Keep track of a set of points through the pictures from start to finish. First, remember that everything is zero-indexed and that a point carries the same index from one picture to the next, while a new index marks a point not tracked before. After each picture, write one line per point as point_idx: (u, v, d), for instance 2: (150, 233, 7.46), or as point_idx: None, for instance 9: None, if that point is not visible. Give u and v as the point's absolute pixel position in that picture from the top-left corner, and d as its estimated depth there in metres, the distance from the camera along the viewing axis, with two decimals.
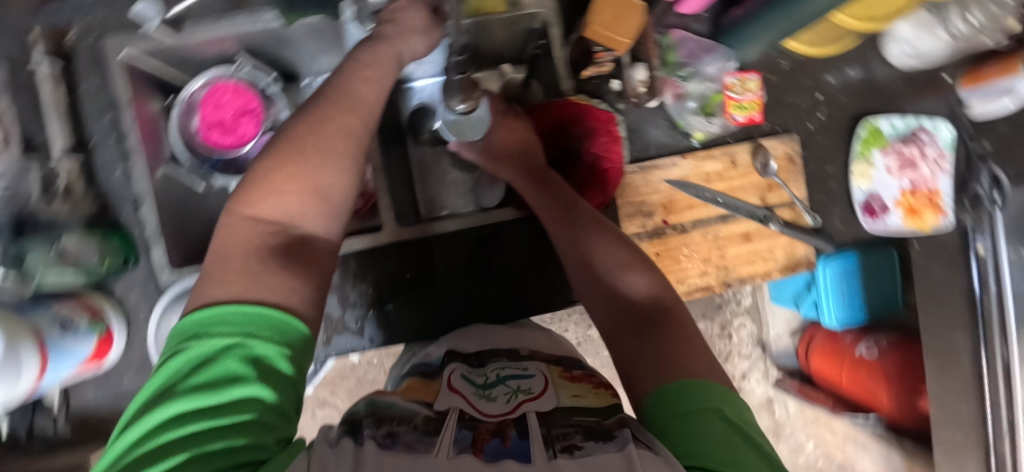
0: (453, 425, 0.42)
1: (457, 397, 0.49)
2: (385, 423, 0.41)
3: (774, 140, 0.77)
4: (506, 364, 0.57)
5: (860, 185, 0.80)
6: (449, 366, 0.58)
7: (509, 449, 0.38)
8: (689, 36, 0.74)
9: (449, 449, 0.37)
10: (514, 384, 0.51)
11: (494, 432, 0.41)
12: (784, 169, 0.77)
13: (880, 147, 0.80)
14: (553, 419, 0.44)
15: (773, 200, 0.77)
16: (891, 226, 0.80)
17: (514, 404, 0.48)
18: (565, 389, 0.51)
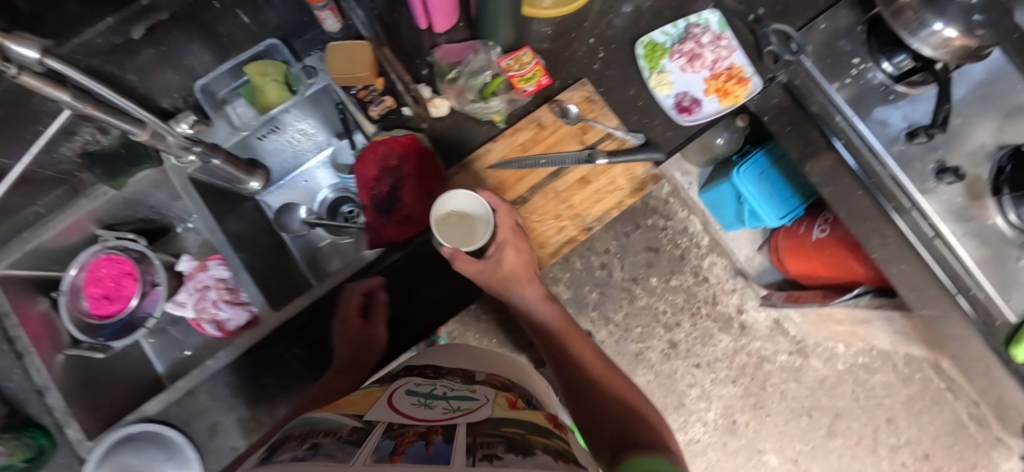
0: (380, 436, 0.51)
1: (398, 413, 0.60)
2: (311, 437, 0.52)
3: (568, 90, 0.83)
4: (456, 385, 0.74)
5: (665, 94, 0.85)
6: (402, 380, 0.71)
7: (430, 454, 0.46)
8: (453, 45, 0.83)
9: (370, 457, 0.44)
10: (454, 402, 0.65)
11: (420, 435, 0.52)
12: (588, 110, 0.82)
13: (664, 56, 0.86)
14: (480, 430, 0.54)
15: (592, 139, 0.82)
16: (712, 112, 0.85)
17: (446, 416, 0.61)
18: (496, 405, 0.66)
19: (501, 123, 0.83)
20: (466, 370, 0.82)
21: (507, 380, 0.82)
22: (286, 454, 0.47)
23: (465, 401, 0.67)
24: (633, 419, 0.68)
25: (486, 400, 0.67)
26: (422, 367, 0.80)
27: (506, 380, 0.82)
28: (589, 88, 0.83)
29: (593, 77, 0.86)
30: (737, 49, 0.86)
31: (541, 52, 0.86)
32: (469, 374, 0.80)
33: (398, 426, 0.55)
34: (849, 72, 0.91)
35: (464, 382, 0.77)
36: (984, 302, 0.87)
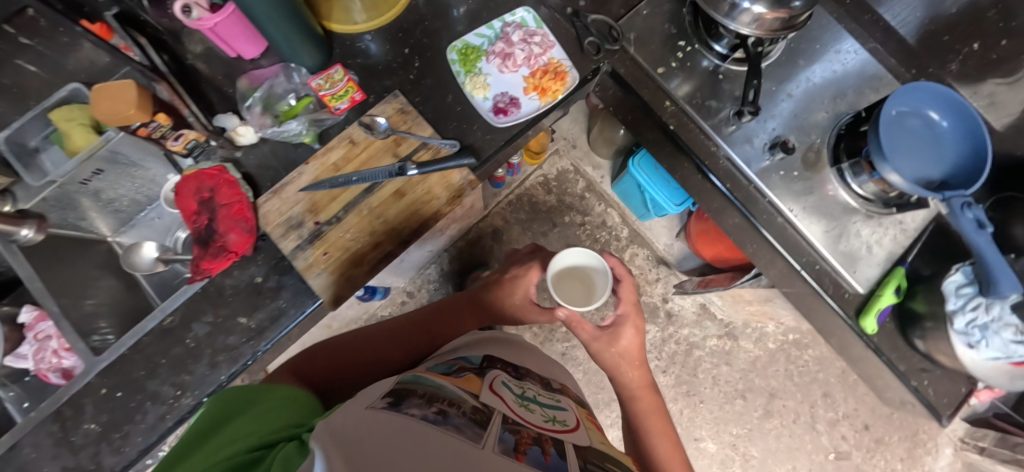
0: (498, 427, 0.54)
1: (510, 408, 0.62)
2: (436, 402, 0.56)
3: (381, 104, 0.82)
4: (541, 391, 0.77)
5: (482, 96, 0.85)
6: (492, 374, 0.74)
7: (549, 464, 0.49)
8: (262, 72, 0.83)
9: (496, 446, 0.49)
10: (552, 413, 0.68)
11: (535, 441, 0.54)
12: (400, 122, 0.82)
13: (479, 58, 0.86)
14: (590, 455, 0.58)
15: (405, 151, 0.81)
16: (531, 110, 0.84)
17: (548, 424, 0.63)
18: (590, 430, 0.69)
19: (315, 143, 0.82)
20: (541, 375, 0.86)
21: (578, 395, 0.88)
22: (416, 411, 0.52)
23: (556, 411, 0.70)
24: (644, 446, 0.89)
25: (575, 416, 0.72)
26: (505, 363, 0.82)
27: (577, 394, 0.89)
28: (401, 100, 0.83)
29: (409, 88, 0.86)
30: (554, 43, 0.87)
31: (356, 70, 0.86)
32: (546, 380, 0.84)
33: (512, 422, 0.57)
34: (675, 55, 0.90)
35: (544, 388, 0.79)
36: (827, 275, 0.85)
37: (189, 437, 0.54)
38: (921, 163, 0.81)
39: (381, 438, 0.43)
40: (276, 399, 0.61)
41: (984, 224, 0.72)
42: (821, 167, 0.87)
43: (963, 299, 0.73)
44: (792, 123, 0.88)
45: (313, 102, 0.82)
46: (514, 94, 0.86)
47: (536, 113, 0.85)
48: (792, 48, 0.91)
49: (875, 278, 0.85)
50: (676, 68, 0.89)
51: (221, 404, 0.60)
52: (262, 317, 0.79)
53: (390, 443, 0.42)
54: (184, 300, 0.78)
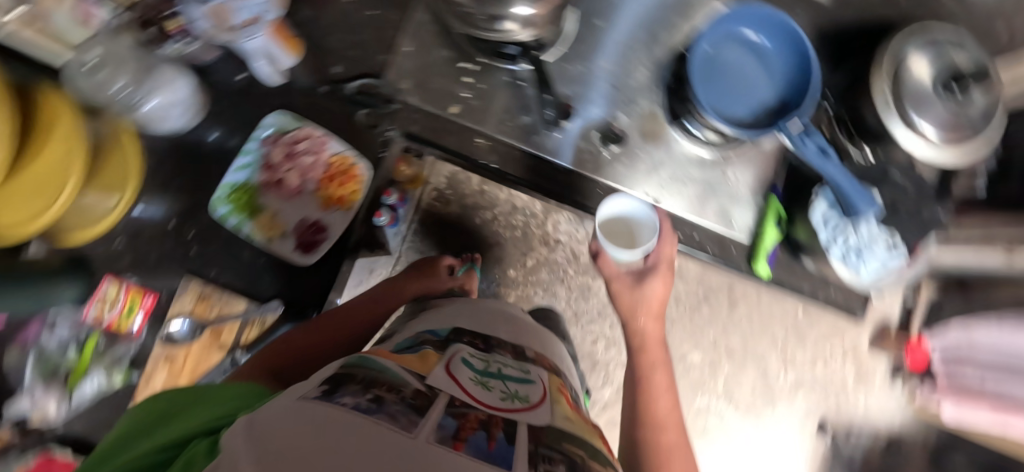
0: (438, 413, 0.35)
1: (456, 387, 0.42)
2: (374, 388, 0.37)
3: (176, 303, 0.72)
4: (507, 363, 0.52)
5: (279, 237, 0.72)
6: (454, 348, 0.52)
7: (494, 450, 0.31)
8: (27, 331, 0.70)
9: (431, 433, 0.30)
10: (512, 389, 0.46)
11: (481, 424, 0.35)
12: (208, 311, 0.72)
13: (250, 197, 0.72)
14: (545, 438, 0.37)
15: (229, 339, 0.72)
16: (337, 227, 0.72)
17: (504, 405, 0.42)
18: (558, 405, 0.46)
19: (132, 375, 0.72)
20: (511, 342, 0.59)
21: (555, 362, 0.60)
22: (349, 399, 0.32)
23: (524, 386, 0.47)
24: (654, 400, 0.67)
25: (546, 399, 0.47)
26: (472, 333, 0.57)
27: (555, 363, 0.60)
28: (198, 284, 0.73)
29: (199, 265, 0.74)
30: (329, 134, 0.72)
31: (130, 271, 0.72)
32: (516, 348, 0.57)
33: (463, 403, 0.39)
34: (463, 81, 0.75)
35: (510, 357, 0.55)
36: (699, 236, 0.83)
37: (130, 439, 0.34)
38: (741, 95, 0.75)
39: (308, 430, 0.24)
40: (230, 389, 0.41)
41: (828, 149, 0.66)
42: (661, 132, 0.79)
43: (831, 228, 0.71)
44: (614, 102, 0.78)
45: (102, 334, 0.72)
46: (308, 215, 0.72)
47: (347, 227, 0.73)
48: (584, 13, 0.78)
49: (755, 216, 0.80)
50: (470, 96, 0.75)
51: (157, 405, 0.39)
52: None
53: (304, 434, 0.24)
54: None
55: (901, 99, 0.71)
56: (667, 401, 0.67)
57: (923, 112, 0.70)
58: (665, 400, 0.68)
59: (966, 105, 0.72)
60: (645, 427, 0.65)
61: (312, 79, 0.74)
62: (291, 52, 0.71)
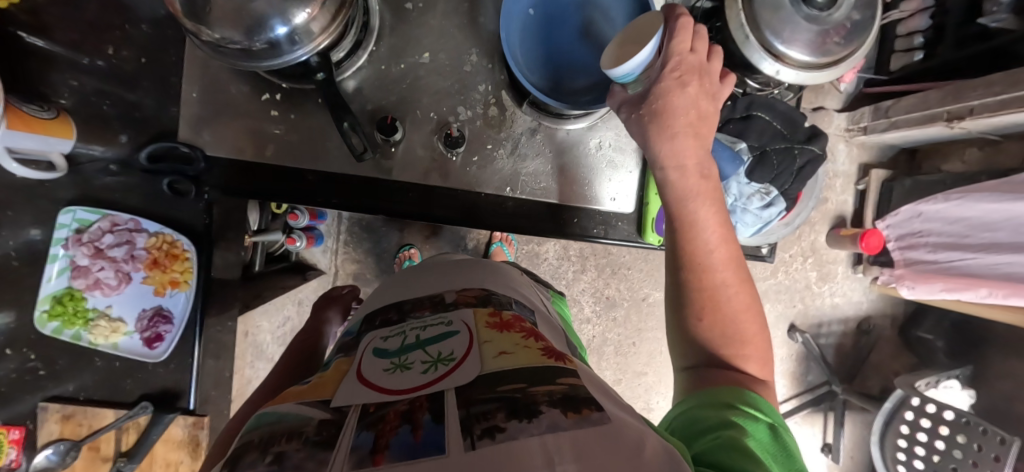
0: (351, 432, 0.36)
1: (369, 387, 0.43)
2: (274, 444, 0.36)
3: (42, 429, 0.68)
4: (426, 321, 0.55)
5: (126, 335, 0.68)
6: (366, 340, 0.55)
7: (421, 441, 0.34)
8: None
9: (347, 462, 0.32)
10: (434, 352, 0.47)
11: (403, 417, 0.37)
12: (77, 429, 0.69)
13: (75, 304, 0.64)
14: (472, 396, 0.39)
15: (110, 448, 0.72)
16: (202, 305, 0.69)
17: (425, 376, 0.44)
18: (489, 344, 0.47)
19: None
20: (427, 297, 0.62)
21: (481, 290, 0.62)
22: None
23: (443, 343, 0.49)
24: (699, 235, 0.53)
25: (472, 338, 0.49)
26: (384, 311, 0.61)
27: (479, 291, 0.62)
28: (59, 404, 0.68)
29: (53, 385, 0.66)
30: (136, 218, 0.67)
31: None
32: (435, 301, 0.61)
33: (377, 408, 0.39)
34: (270, 115, 0.65)
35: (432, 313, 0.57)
36: (588, 222, 0.73)
37: None
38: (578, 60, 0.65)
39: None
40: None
41: None
42: (512, 118, 0.70)
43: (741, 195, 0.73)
44: (450, 95, 0.68)
45: None
46: (150, 304, 0.69)
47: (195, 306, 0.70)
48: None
49: (638, 183, 0.74)
50: (283, 131, 0.65)
51: None
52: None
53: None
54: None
55: (757, 26, 0.62)
56: (716, 238, 0.53)
57: (784, 38, 0.62)
58: (713, 235, 0.53)
59: (832, 19, 0.63)
60: (697, 269, 0.52)
61: (104, 151, 0.63)
62: (56, 136, 0.57)
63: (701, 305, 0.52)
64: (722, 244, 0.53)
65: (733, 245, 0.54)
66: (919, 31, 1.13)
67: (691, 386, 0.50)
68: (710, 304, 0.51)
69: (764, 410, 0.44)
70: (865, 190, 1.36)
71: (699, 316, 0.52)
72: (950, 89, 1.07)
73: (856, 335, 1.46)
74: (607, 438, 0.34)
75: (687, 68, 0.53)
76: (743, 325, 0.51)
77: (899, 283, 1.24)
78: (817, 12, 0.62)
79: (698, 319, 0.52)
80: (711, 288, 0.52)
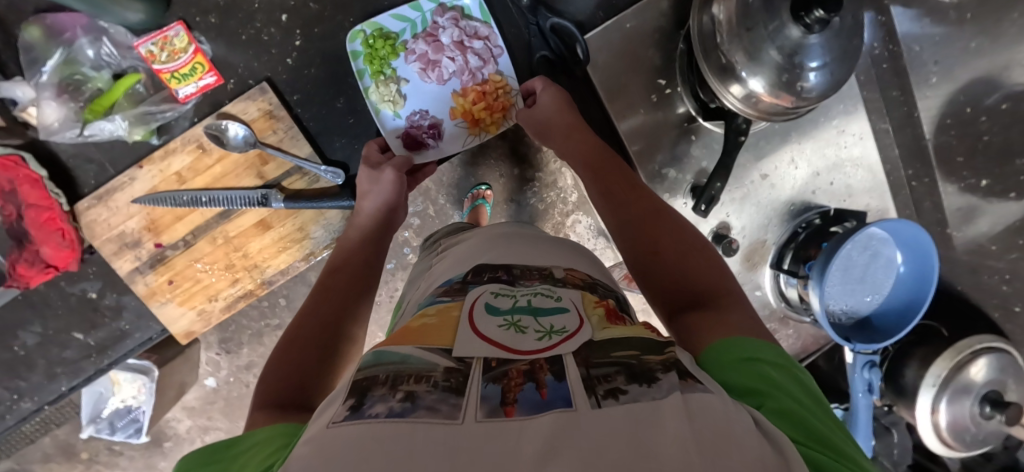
0: (478, 376, 0.29)
1: (488, 344, 0.35)
2: (401, 384, 0.29)
3: (240, 102, 0.60)
4: (537, 290, 0.46)
5: (393, 115, 0.65)
6: (476, 289, 0.46)
7: (549, 400, 0.27)
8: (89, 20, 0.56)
9: (478, 411, 0.26)
10: (548, 323, 0.38)
11: (526, 375, 0.30)
12: (268, 133, 0.62)
13: (386, 55, 0.62)
14: (592, 354, 0.32)
15: (273, 173, 0.63)
16: (446, 143, 0.65)
17: (543, 342, 0.35)
18: (605, 329, 0.38)
19: (152, 138, 0.61)
20: (536, 268, 0.52)
21: (588, 276, 0.53)
22: (379, 409, 0.27)
23: (562, 317, 0.39)
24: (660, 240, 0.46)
25: (583, 323, 0.39)
26: (491, 268, 0.52)
27: (586, 276, 0.53)
28: (274, 97, 0.61)
29: (287, 79, 0.62)
30: (501, 50, 0.64)
31: (205, 29, 0.60)
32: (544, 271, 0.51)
33: (499, 365, 0.31)
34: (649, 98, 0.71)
35: (543, 287, 0.47)
36: None
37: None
38: (854, 292, 0.76)
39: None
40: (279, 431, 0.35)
41: (874, 390, 0.71)
42: (759, 268, 0.80)
43: None
44: (745, 210, 0.78)
45: (144, 80, 0.59)
46: (432, 114, 0.65)
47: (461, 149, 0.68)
48: (779, 128, 0.76)
49: None
50: None
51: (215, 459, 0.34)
52: (103, 337, 0.67)
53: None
54: (2, 304, 0.64)
55: (943, 385, 0.76)
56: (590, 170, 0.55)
57: (950, 408, 0.76)
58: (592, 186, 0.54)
59: (982, 427, 0.77)
60: (666, 260, 0.45)
61: None
62: None
63: (681, 286, 0.42)
64: (622, 186, 0.52)
65: (628, 197, 0.51)
66: None
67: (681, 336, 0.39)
68: (653, 246, 0.46)
69: (770, 361, 0.32)
70: None
71: (644, 275, 0.45)
72: None
73: None
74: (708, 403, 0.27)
75: (551, 114, 0.60)
76: (685, 261, 0.44)
77: None
78: (981, 417, 0.76)
79: (675, 294, 0.42)
80: (707, 299, 0.40)
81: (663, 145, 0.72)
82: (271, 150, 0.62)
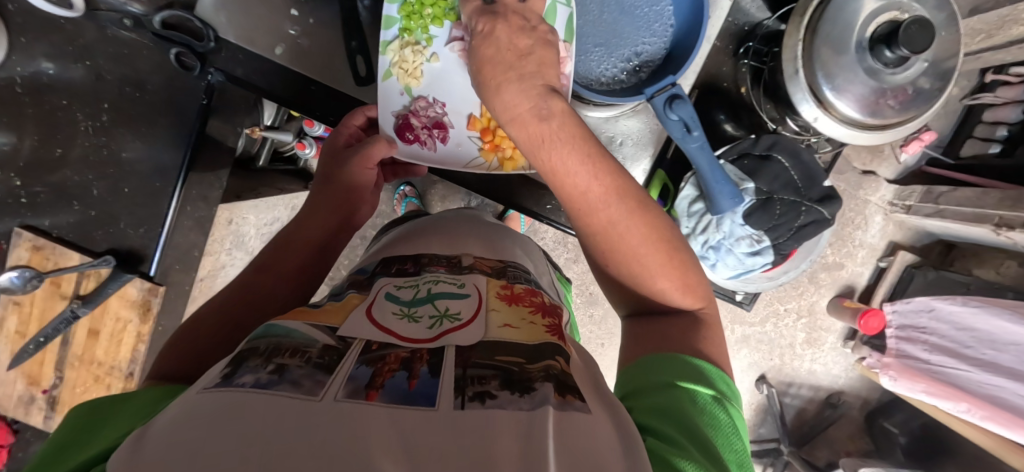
0: (348, 362, 0.35)
1: (376, 328, 0.40)
2: (276, 356, 0.35)
3: (12, 253, 0.71)
4: (441, 277, 0.50)
5: (403, 90, 0.63)
6: (380, 281, 0.50)
7: (414, 391, 0.33)
8: None
9: (341, 389, 0.32)
10: (442, 305, 0.44)
11: (402, 362, 0.35)
12: (44, 262, 0.71)
13: (429, 21, 0.61)
14: (469, 356, 0.36)
15: (69, 289, 0.72)
16: (444, 152, 0.64)
17: (432, 331, 0.41)
18: (496, 313, 0.44)
19: None
20: (446, 255, 0.56)
21: (500, 260, 0.56)
22: (247, 378, 0.32)
23: (454, 300, 0.45)
24: (624, 240, 0.46)
25: (481, 306, 0.45)
26: (402, 260, 0.55)
27: (499, 261, 0.56)
28: (32, 234, 0.71)
29: (32, 215, 0.72)
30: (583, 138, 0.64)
31: None
32: (452, 259, 0.55)
33: (379, 347, 0.38)
34: (290, 14, 0.64)
35: (450, 271, 0.52)
36: None
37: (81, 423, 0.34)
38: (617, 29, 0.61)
39: (196, 434, 0.27)
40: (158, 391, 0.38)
41: (692, 125, 0.56)
42: None
43: (694, 219, 0.73)
44: None
45: None
46: (443, 111, 0.64)
47: (459, 167, 0.66)
48: None
49: None
50: (298, 34, 0.65)
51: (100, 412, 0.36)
52: None
53: (204, 435, 0.27)
54: None
55: (810, 64, 0.58)
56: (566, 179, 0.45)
57: (835, 85, 0.58)
58: (554, 183, 0.45)
59: (880, 86, 0.58)
60: (628, 271, 0.47)
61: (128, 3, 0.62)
62: None
63: (664, 338, 0.46)
64: (644, 244, 0.46)
65: (602, 212, 0.45)
66: (1005, 123, 1.09)
67: (632, 336, 0.49)
68: (602, 227, 0.46)
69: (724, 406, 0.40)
70: (886, 268, 1.31)
71: (605, 262, 0.48)
72: (1012, 193, 1.00)
73: (822, 406, 1.43)
74: (583, 424, 0.32)
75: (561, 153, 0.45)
76: (649, 263, 0.46)
77: (881, 370, 1.21)
78: (881, 67, 0.57)
79: (634, 297, 0.50)
80: (666, 308, 0.48)
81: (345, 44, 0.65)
82: (53, 274, 0.70)
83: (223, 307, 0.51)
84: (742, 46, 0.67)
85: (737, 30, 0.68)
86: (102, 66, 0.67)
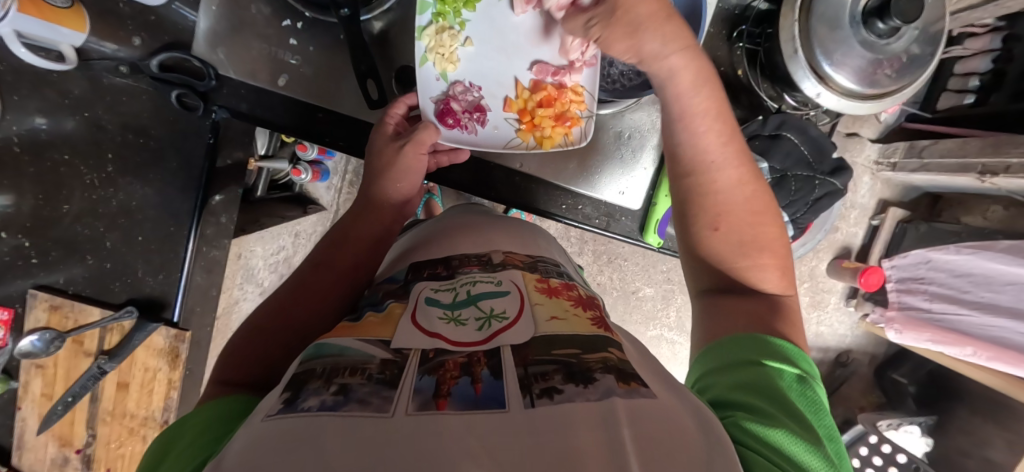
0: (412, 373, 0.33)
1: (429, 336, 0.38)
2: (337, 376, 0.32)
3: (29, 318, 0.72)
4: (475, 277, 0.47)
5: (439, 76, 0.63)
6: (416, 289, 0.47)
7: (482, 396, 0.31)
8: None
9: (409, 404, 0.29)
10: (487, 306, 0.42)
11: (462, 367, 0.33)
12: (62, 321, 0.72)
13: (462, 4, 0.61)
14: (525, 352, 0.35)
15: (93, 346, 0.76)
16: (487, 131, 0.65)
17: (483, 333, 0.38)
18: (541, 307, 0.42)
19: (11, 382, 0.76)
20: (475, 254, 0.53)
21: (529, 256, 0.54)
22: (312, 401, 0.30)
23: (499, 299, 0.43)
24: (733, 209, 0.51)
25: (525, 302, 0.43)
26: (430, 263, 0.51)
27: (528, 256, 0.54)
28: (48, 293, 0.72)
29: (43, 273, 0.71)
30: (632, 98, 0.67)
31: None
32: (481, 257, 0.52)
33: (437, 354, 0.35)
34: (288, 43, 0.64)
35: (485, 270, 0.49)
36: (592, 211, 0.76)
37: (156, 450, 0.35)
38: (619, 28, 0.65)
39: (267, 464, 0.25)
40: (217, 407, 0.39)
41: None
42: None
43: None
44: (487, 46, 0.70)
45: None
46: (480, 95, 0.65)
47: (497, 149, 0.66)
48: None
49: (650, 181, 0.76)
50: (299, 62, 0.64)
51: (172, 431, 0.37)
52: None
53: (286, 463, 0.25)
54: None
55: (808, 42, 0.59)
56: (709, 127, 0.52)
57: (834, 60, 0.60)
58: (708, 124, 0.52)
59: (884, 50, 0.61)
60: (737, 237, 0.50)
61: (115, 50, 0.60)
62: (67, 27, 0.55)
63: (755, 317, 0.46)
64: (761, 207, 0.52)
65: (732, 159, 0.52)
66: (976, 73, 1.08)
67: (708, 313, 0.49)
68: (714, 190, 0.52)
69: (800, 368, 0.41)
70: (878, 226, 1.35)
71: (715, 225, 0.51)
72: (992, 140, 1.02)
73: (832, 366, 1.47)
74: (658, 411, 0.31)
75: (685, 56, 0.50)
76: (760, 230, 0.51)
77: (887, 324, 1.27)
78: (875, 39, 0.60)
79: (727, 274, 0.50)
80: (750, 285, 0.49)
81: (340, 69, 0.65)
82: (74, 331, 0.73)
83: (280, 308, 0.51)
84: (736, 30, 0.67)
85: (727, 15, 0.67)
86: (102, 117, 0.66)
